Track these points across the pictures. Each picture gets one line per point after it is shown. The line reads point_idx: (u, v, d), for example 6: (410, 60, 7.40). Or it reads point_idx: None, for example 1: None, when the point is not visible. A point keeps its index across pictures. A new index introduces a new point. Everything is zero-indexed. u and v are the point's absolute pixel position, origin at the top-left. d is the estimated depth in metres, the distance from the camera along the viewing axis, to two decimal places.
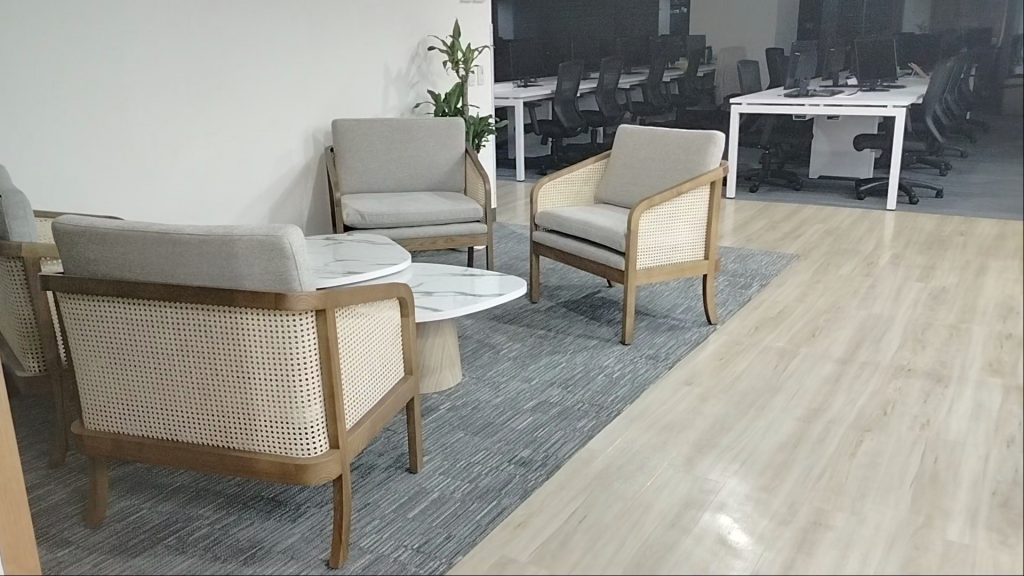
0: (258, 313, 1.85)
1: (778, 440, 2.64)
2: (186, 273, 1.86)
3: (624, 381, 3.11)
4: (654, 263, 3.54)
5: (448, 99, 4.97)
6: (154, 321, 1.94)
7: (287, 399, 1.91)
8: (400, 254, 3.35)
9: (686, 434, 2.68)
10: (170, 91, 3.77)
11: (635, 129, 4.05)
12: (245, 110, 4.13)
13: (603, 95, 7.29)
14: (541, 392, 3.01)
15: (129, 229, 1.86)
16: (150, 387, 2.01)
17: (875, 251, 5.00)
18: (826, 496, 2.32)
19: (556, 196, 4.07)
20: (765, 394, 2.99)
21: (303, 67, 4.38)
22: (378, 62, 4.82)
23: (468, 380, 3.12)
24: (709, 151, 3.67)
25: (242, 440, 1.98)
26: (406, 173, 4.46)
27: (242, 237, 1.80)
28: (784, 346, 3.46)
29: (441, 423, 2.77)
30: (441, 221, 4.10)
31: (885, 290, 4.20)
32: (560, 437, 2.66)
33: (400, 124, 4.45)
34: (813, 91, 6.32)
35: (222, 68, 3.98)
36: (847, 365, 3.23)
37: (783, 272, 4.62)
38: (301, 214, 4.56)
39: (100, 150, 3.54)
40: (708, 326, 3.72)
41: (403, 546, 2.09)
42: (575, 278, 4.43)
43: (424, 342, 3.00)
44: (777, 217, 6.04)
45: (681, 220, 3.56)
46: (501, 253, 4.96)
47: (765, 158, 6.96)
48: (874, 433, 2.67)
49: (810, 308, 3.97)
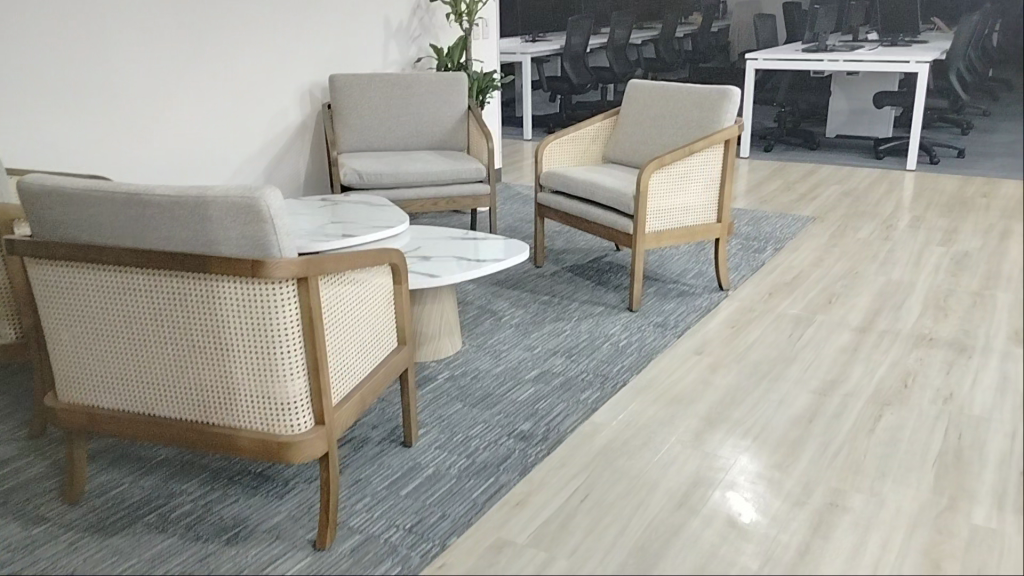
0: (235, 281, 1.71)
1: (792, 414, 2.51)
2: (158, 237, 1.72)
3: (631, 350, 2.97)
4: (663, 225, 3.37)
5: (451, 54, 4.78)
6: (126, 288, 1.80)
7: (268, 373, 1.77)
8: (399, 217, 3.21)
9: (695, 406, 2.55)
10: (156, 48, 3.61)
11: (645, 85, 3.88)
12: (237, 64, 3.96)
13: (614, 51, 7.04)
14: (544, 361, 2.88)
15: (96, 190, 1.72)
16: (126, 358, 1.87)
17: (894, 214, 4.84)
18: (844, 475, 2.19)
19: (562, 155, 3.91)
20: (779, 364, 2.85)
21: (297, 20, 4.19)
22: (378, 14, 4.62)
23: (468, 348, 2.99)
24: (724, 108, 3.48)
25: (222, 416, 1.84)
26: (405, 132, 4.29)
27: (217, 197, 1.66)
28: (799, 313, 3.32)
29: (437, 394, 2.64)
30: (442, 181, 3.94)
31: (905, 255, 4.05)
32: (562, 410, 2.53)
33: (400, 79, 4.28)
34: (833, 46, 6.20)
35: (212, 20, 3.80)
36: (866, 335, 3.11)
37: (799, 235, 4.47)
38: (299, 173, 4.40)
39: (85, 110, 3.40)
40: (720, 292, 3.58)
41: (394, 527, 1.98)
42: (582, 242, 4.28)
43: (420, 308, 2.85)
44: (793, 177, 5.86)
45: (692, 180, 3.39)
46: (507, 215, 4.82)
47: (780, 116, 6.77)
48: (894, 407, 2.56)
49: (827, 273, 3.82)
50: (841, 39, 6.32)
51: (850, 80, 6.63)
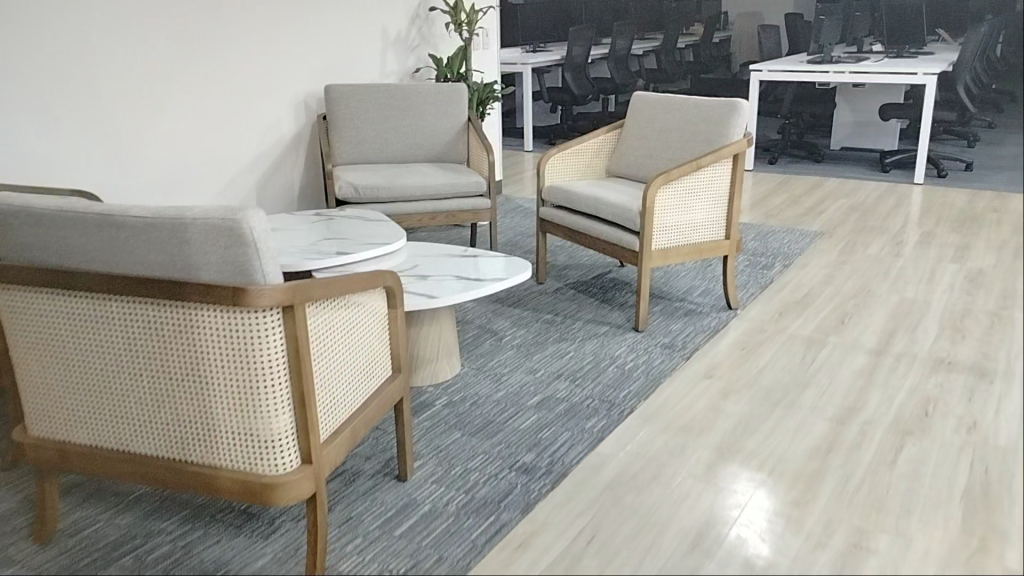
0: (215, 309, 1.58)
1: (809, 444, 2.38)
2: (133, 262, 1.59)
3: (638, 374, 2.84)
4: (670, 242, 3.25)
5: (451, 64, 4.67)
6: (99, 316, 1.67)
7: (250, 408, 1.64)
8: (395, 233, 3.09)
9: (706, 436, 2.42)
10: (146, 55, 3.49)
11: (650, 97, 3.76)
12: (230, 73, 3.83)
13: (615, 61, 6.96)
14: (547, 385, 2.75)
15: (66, 211, 1.59)
16: (99, 390, 1.74)
17: (904, 229, 4.72)
18: (866, 513, 2.06)
19: (565, 168, 3.78)
20: (792, 390, 2.72)
21: (293, 30, 4.08)
22: (376, 23, 4.51)
23: (467, 371, 2.86)
24: (732, 121, 3.36)
25: (201, 453, 1.71)
26: (403, 144, 4.17)
27: (196, 219, 1.53)
28: (811, 334, 3.19)
29: (435, 422, 2.50)
30: (441, 195, 3.81)
31: (918, 272, 3.93)
32: (567, 440, 2.40)
33: (398, 89, 4.16)
34: (838, 58, 6.15)
35: (205, 31, 3.69)
36: (882, 357, 2.98)
37: (808, 251, 4.35)
38: (294, 185, 4.28)
39: (72, 122, 3.27)
40: (729, 311, 3.46)
41: (387, 572, 1.84)
42: (585, 257, 4.16)
43: (417, 330, 2.72)
44: (799, 191, 5.74)
45: (699, 196, 3.27)
46: (507, 229, 4.70)
47: (784, 127, 6.67)
48: (915, 437, 2.43)
49: (839, 291, 3.69)
50: (845, 51, 6.28)
51: (856, 92, 6.52)
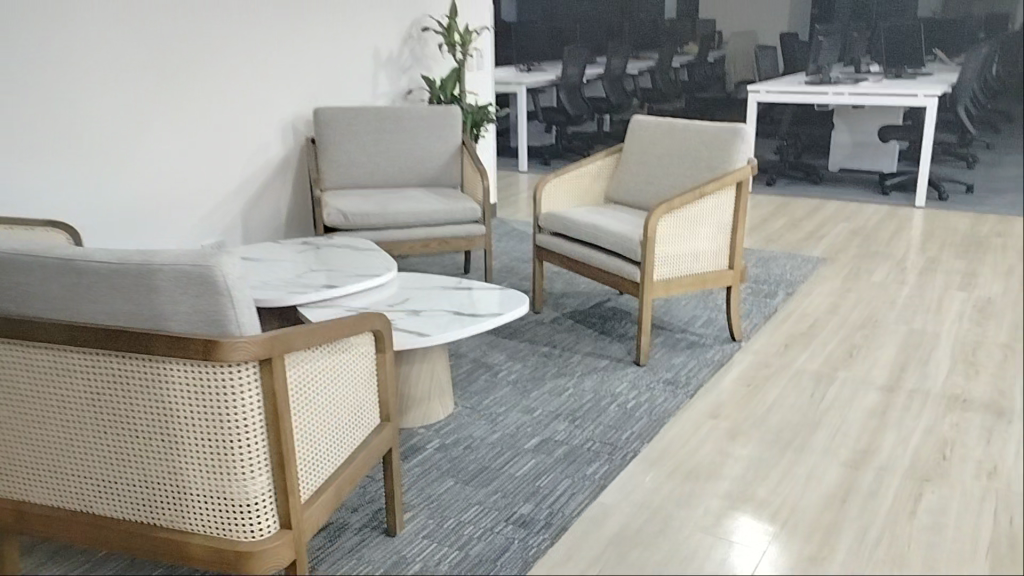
0: (185, 364, 1.46)
1: (822, 492, 2.25)
2: (96, 311, 1.47)
3: (641, 413, 2.70)
4: (672, 273, 3.13)
5: (444, 86, 4.56)
6: (58, 369, 1.54)
7: (224, 470, 1.51)
8: (385, 264, 2.96)
9: (714, 484, 2.29)
10: (127, 78, 3.36)
11: (650, 121, 3.65)
12: (215, 97, 3.71)
13: (611, 81, 7.00)
14: (545, 426, 2.61)
15: (23, 254, 1.47)
16: (60, 449, 1.60)
17: (908, 254, 4.61)
18: (887, 571, 1.93)
19: (562, 195, 3.66)
20: (803, 431, 2.59)
21: (280, 52, 3.97)
22: (367, 45, 4.40)
23: (461, 410, 2.72)
24: (736, 147, 3.25)
25: (171, 517, 1.57)
26: (395, 168, 4.04)
27: (165, 266, 1.41)
28: (819, 369, 3.07)
29: (426, 468, 2.36)
30: (433, 221, 3.69)
31: (926, 300, 3.81)
32: (567, 489, 2.26)
33: (390, 112, 4.04)
34: (836, 79, 5.98)
35: (188, 54, 3.57)
36: (894, 394, 2.85)
37: (811, 277, 4.23)
38: (281, 210, 4.15)
39: (49, 149, 3.14)
40: (732, 343, 3.33)
41: None
42: (583, 285, 4.03)
43: (408, 369, 2.58)
44: (799, 214, 5.64)
45: (702, 225, 3.15)
46: (502, 254, 4.57)
47: (782, 149, 6.58)
48: (934, 483, 2.30)
49: (845, 321, 3.57)
50: (843, 70, 6.09)
51: (855, 113, 6.44)
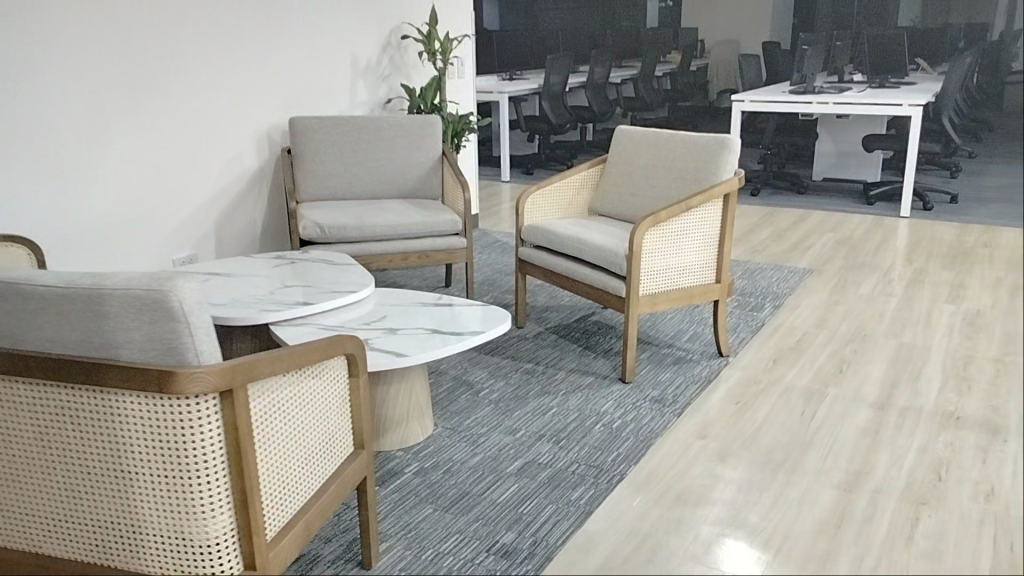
0: (139, 396, 1.39)
1: (816, 517, 2.17)
2: (46, 339, 1.41)
3: (627, 433, 2.62)
4: (658, 288, 3.05)
5: (424, 95, 4.46)
6: (8, 402, 1.48)
7: (181, 507, 1.44)
8: (362, 279, 2.86)
9: (704, 509, 2.20)
10: (95, 88, 3.25)
11: (634, 131, 3.57)
12: (187, 107, 3.60)
13: (592, 90, 7.04)
14: (528, 448, 2.52)
15: None
16: (11, 484, 1.54)
17: (894, 266, 4.56)
18: None
19: (545, 207, 3.58)
20: (794, 451, 2.51)
21: (255, 60, 3.86)
22: (345, 52, 4.30)
23: (441, 432, 2.62)
24: (723, 158, 3.17)
25: (126, 557, 1.50)
26: (374, 179, 3.95)
27: (116, 291, 1.35)
28: (808, 385, 2.99)
29: (404, 495, 2.26)
30: (412, 234, 3.59)
31: (915, 313, 3.75)
32: (551, 515, 2.17)
33: (368, 122, 3.95)
34: (821, 88, 6.03)
35: (159, 63, 3.47)
36: (886, 412, 2.78)
37: (797, 290, 4.17)
38: (256, 223, 4.04)
39: (12, 161, 3.03)
40: (720, 359, 3.25)
41: None
42: (566, 298, 3.94)
43: (384, 390, 2.49)
44: (784, 225, 5.58)
45: (688, 238, 3.07)
46: (483, 266, 4.48)
47: (766, 158, 6.53)
48: (931, 507, 2.22)
49: (833, 335, 3.50)
50: (826, 80, 6.06)
51: (838, 123, 6.40)
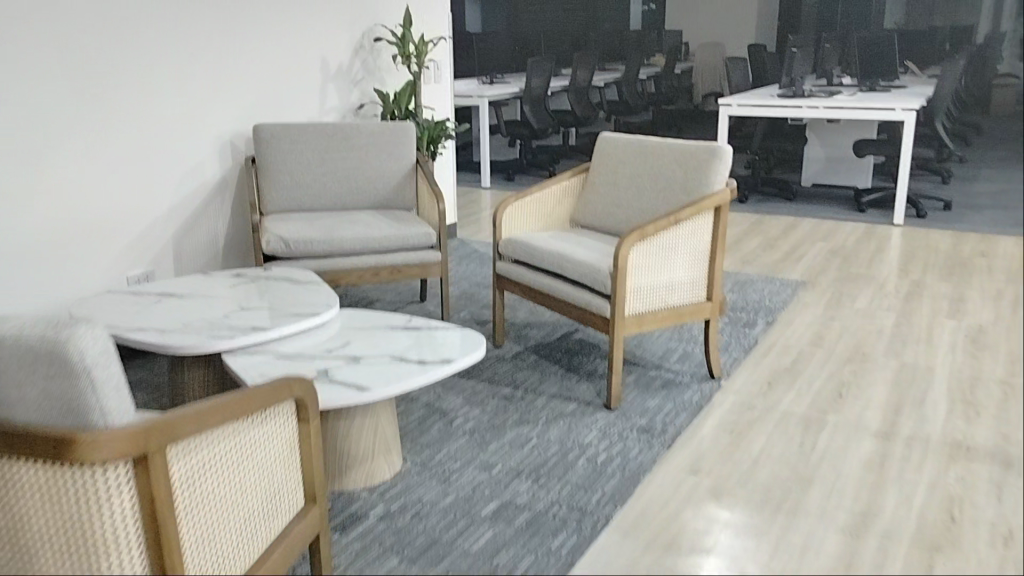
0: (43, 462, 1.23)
1: (820, 568, 1.96)
2: None
3: (613, 468, 2.41)
4: (645, 307, 2.84)
5: (398, 100, 4.25)
6: None
7: None
8: (326, 300, 2.64)
9: (697, 558, 1.99)
10: (38, 95, 3.01)
11: (618, 138, 3.37)
12: (141, 113, 3.37)
13: (575, 93, 6.76)
14: (505, 487, 2.31)
15: None
16: None
17: (890, 277, 4.38)
18: None
19: (524, 219, 3.37)
20: (794, 489, 2.31)
21: (216, 64, 3.64)
22: (314, 55, 4.08)
23: (410, 468, 2.41)
24: (714, 168, 2.97)
25: None
26: (343, 189, 3.73)
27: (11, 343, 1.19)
28: (807, 412, 2.79)
29: (367, 543, 2.04)
30: (383, 248, 3.37)
31: (914, 330, 3.56)
32: (529, 568, 1.96)
33: (337, 129, 3.73)
34: (810, 91, 5.70)
35: (109, 68, 3.23)
36: (891, 442, 2.58)
37: (790, 304, 3.98)
38: (219, 236, 3.81)
39: None
40: (711, 381, 3.05)
41: None
42: (548, 314, 3.73)
43: (347, 425, 2.27)
44: (773, 233, 5.40)
45: (677, 254, 2.87)
46: (461, 279, 4.26)
47: (754, 164, 6.35)
48: (945, 554, 2.02)
49: (830, 355, 3.31)
50: (814, 83, 5.82)
51: (828, 127, 6.23)
